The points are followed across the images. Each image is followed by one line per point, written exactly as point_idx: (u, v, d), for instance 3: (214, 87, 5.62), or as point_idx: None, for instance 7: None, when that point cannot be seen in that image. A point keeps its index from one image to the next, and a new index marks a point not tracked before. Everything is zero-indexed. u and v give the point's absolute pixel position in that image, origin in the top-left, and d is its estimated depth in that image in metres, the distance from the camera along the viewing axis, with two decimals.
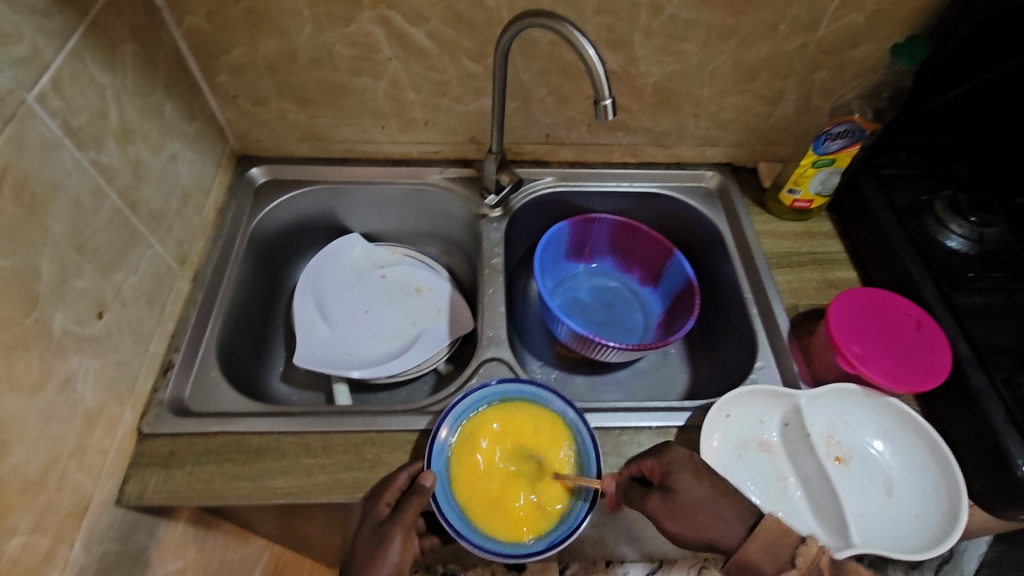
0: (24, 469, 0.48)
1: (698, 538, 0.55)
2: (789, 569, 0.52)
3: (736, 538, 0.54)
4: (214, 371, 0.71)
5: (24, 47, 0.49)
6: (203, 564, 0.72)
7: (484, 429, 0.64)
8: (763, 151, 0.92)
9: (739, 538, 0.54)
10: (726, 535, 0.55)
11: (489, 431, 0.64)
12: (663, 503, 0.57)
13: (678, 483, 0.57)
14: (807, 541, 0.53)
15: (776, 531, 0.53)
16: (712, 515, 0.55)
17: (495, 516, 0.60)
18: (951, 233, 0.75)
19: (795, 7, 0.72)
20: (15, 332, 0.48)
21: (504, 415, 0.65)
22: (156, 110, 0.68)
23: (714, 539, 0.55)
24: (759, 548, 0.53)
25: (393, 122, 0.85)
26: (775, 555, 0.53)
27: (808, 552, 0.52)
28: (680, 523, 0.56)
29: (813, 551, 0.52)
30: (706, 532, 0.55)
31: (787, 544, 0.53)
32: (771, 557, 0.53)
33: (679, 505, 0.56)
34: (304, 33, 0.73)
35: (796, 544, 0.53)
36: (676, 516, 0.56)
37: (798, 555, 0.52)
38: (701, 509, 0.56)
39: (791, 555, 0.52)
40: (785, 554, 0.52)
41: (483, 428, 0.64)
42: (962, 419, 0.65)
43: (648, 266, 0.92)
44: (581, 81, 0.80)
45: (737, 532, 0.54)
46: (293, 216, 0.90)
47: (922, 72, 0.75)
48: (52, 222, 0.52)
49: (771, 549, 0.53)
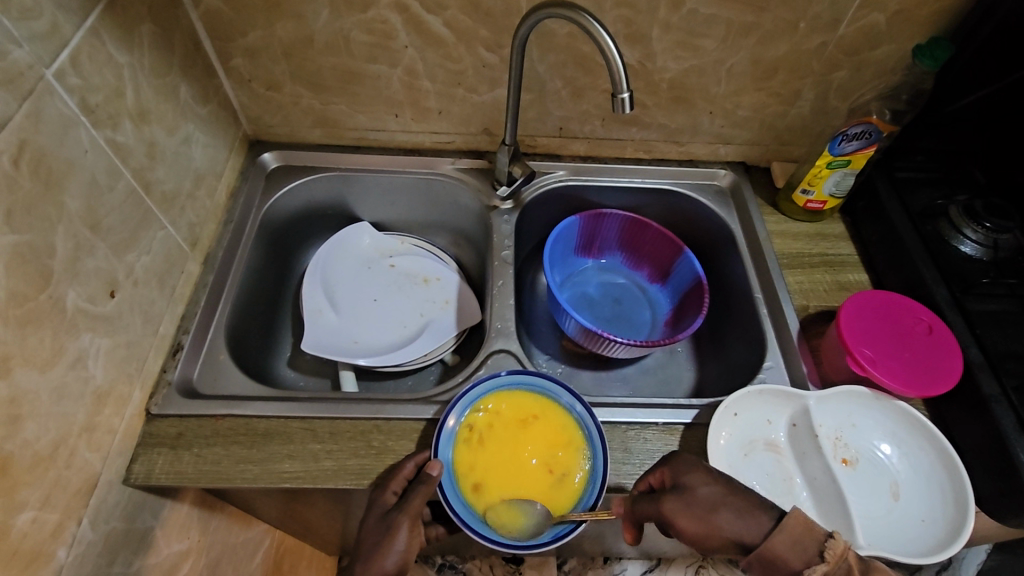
0: (34, 445, 0.48)
1: (718, 536, 0.53)
2: (817, 563, 0.50)
3: (758, 533, 0.53)
4: (223, 354, 0.71)
5: (44, 22, 0.49)
6: (207, 546, 0.72)
7: (521, 414, 0.65)
8: (777, 150, 0.92)
9: (762, 533, 0.52)
10: (748, 530, 0.53)
11: (524, 418, 0.65)
12: (680, 503, 0.55)
13: (691, 483, 0.57)
14: (834, 534, 0.51)
15: (802, 523, 0.52)
16: (729, 511, 0.54)
17: (481, 492, 0.61)
18: (965, 238, 0.75)
19: (816, 6, 0.71)
20: (29, 308, 0.48)
21: (544, 417, 0.65)
22: (171, 91, 0.68)
23: (736, 535, 0.53)
24: (786, 541, 0.51)
25: (407, 111, 0.85)
26: (802, 549, 0.51)
27: (836, 546, 0.50)
28: (699, 523, 0.54)
29: (840, 546, 0.51)
30: (727, 528, 0.53)
31: (814, 538, 0.51)
32: (799, 549, 0.51)
33: (694, 503, 0.55)
34: (321, 18, 0.72)
35: (824, 538, 0.51)
36: (694, 515, 0.55)
37: (827, 549, 0.50)
38: (717, 504, 0.55)
39: (819, 549, 0.50)
40: (812, 548, 0.51)
41: (522, 411, 0.65)
42: (972, 426, 0.65)
43: (658, 263, 0.92)
44: (597, 74, 0.79)
45: (761, 528, 0.53)
46: (303, 202, 0.90)
47: (943, 74, 0.76)
48: (67, 199, 0.52)
49: (798, 543, 0.51)
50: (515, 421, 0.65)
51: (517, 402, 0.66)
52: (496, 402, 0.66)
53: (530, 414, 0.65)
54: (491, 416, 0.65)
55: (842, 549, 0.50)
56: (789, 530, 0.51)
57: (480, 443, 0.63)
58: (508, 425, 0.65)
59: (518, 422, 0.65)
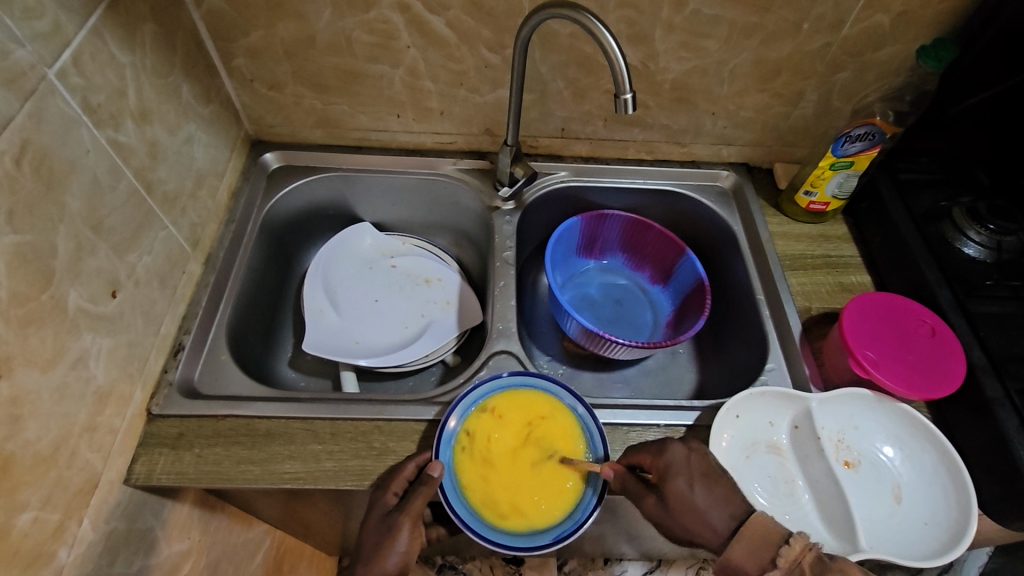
0: (35, 445, 0.48)
1: (684, 538, 0.56)
2: (771, 569, 0.51)
3: (720, 537, 0.55)
4: (224, 355, 0.71)
5: (46, 22, 0.49)
6: (208, 546, 0.72)
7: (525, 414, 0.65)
8: (780, 151, 0.91)
9: (723, 538, 0.54)
10: (710, 534, 0.55)
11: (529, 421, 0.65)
12: (655, 506, 0.57)
13: (671, 488, 0.56)
14: (791, 540, 0.52)
15: (762, 530, 0.53)
16: (698, 518, 0.55)
17: (482, 493, 0.61)
18: (969, 240, 0.75)
19: (819, 7, 0.71)
20: (31, 308, 0.48)
21: (551, 423, 0.65)
22: (174, 90, 0.68)
23: (699, 539, 0.55)
24: (742, 548, 0.53)
25: (409, 111, 0.85)
26: (757, 556, 0.52)
27: (791, 552, 0.51)
28: (668, 525, 0.56)
29: (797, 550, 0.51)
30: (690, 532, 0.55)
31: (771, 544, 0.52)
32: (755, 556, 0.53)
33: (669, 510, 0.56)
34: (323, 18, 0.72)
35: (780, 543, 0.52)
36: (666, 520, 0.56)
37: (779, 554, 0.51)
38: (688, 511, 0.56)
39: (774, 555, 0.52)
40: (768, 554, 0.52)
41: (529, 413, 0.65)
42: (973, 429, 0.65)
43: (659, 264, 0.92)
44: (599, 75, 0.79)
45: (722, 532, 0.54)
46: (305, 203, 0.90)
47: (947, 76, 0.76)
48: (69, 199, 0.52)
49: (755, 551, 0.53)
50: (520, 422, 0.65)
51: (524, 403, 0.66)
52: (504, 403, 0.65)
53: (535, 417, 0.65)
54: (497, 415, 0.65)
55: (798, 555, 0.51)
56: (747, 538, 0.53)
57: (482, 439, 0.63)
58: (511, 427, 0.64)
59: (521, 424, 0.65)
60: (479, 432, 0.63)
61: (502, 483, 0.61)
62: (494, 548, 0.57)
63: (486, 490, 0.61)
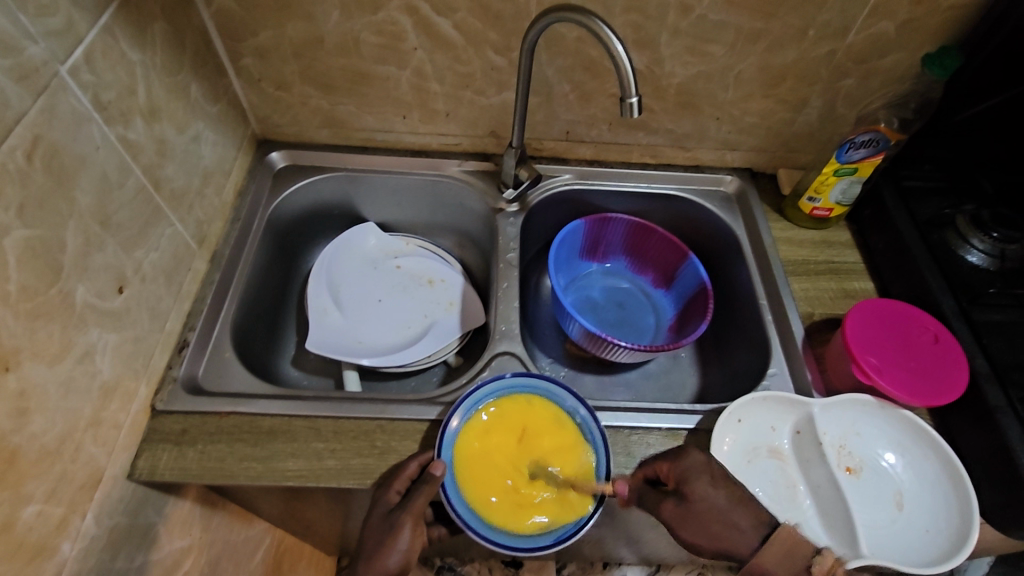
0: (42, 438, 0.48)
1: (713, 548, 0.56)
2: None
3: (749, 547, 0.55)
4: (228, 352, 0.71)
5: (59, 19, 0.50)
6: (208, 543, 0.72)
7: (523, 417, 0.65)
8: (784, 157, 0.92)
9: (753, 547, 0.55)
10: (739, 544, 0.55)
11: (528, 423, 0.65)
12: (677, 510, 0.57)
13: (694, 492, 0.57)
14: (823, 552, 0.55)
15: (792, 539, 0.55)
16: (725, 524, 0.56)
17: (482, 495, 0.61)
18: (972, 248, 0.75)
19: (825, 14, 0.72)
20: (39, 302, 0.48)
21: (551, 424, 0.65)
22: (182, 89, 0.69)
23: (728, 549, 0.55)
24: (775, 555, 0.54)
25: (415, 112, 0.85)
26: (790, 561, 0.54)
27: (824, 561, 0.54)
28: (693, 530, 0.56)
29: (829, 561, 0.55)
30: (720, 541, 0.55)
31: (802, 555, 0.55)
32: (786, 564, 0.54)
33: (692, 514, 0.57)
34: (332, 19, 0.73)
35: (812, 554, 0.55)
36: (689, 525, 0.56)
37: (813, 565, 0.54)
38: (715, 518, 0.56)
39: (807, 563, 0.55)
40: (800, 563, 0.55)
41: (528, 416, 0.65)
42: (973, 435, 0.65)
43: (662, 268, 0.92)
44: (605, 79, 0.80)
45: (751, 541, 0.55)
46: (311, 202, 0.90)
47: (951, 85, 0.76)
48: (78, 195, 0.52)
49: (787, 556, 0.54)
50: (517, 425, 0.65)
51: (522, 402, 0.66)
52: (501, 406, 0.65)
53: (533, 418, 0.65)
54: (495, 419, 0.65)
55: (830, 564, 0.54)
56: (779, 545, 0.54)
57: (482, 440, 0.63)
58: (509, 432, 0.64)
59: (520, 427, 0.65)
60: (476, 437, 0.63)
61: (503, 484, 0.62)
62: (494, 548, 0.57)
63: (485, 492, 0.61)
